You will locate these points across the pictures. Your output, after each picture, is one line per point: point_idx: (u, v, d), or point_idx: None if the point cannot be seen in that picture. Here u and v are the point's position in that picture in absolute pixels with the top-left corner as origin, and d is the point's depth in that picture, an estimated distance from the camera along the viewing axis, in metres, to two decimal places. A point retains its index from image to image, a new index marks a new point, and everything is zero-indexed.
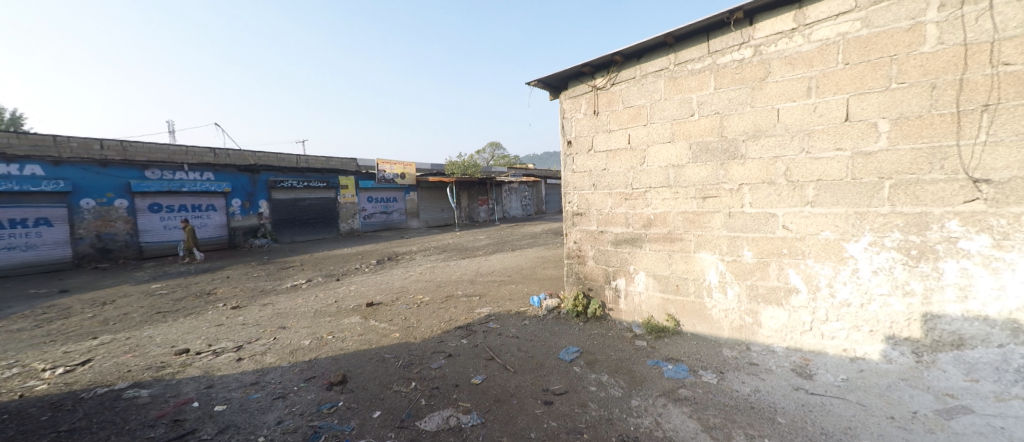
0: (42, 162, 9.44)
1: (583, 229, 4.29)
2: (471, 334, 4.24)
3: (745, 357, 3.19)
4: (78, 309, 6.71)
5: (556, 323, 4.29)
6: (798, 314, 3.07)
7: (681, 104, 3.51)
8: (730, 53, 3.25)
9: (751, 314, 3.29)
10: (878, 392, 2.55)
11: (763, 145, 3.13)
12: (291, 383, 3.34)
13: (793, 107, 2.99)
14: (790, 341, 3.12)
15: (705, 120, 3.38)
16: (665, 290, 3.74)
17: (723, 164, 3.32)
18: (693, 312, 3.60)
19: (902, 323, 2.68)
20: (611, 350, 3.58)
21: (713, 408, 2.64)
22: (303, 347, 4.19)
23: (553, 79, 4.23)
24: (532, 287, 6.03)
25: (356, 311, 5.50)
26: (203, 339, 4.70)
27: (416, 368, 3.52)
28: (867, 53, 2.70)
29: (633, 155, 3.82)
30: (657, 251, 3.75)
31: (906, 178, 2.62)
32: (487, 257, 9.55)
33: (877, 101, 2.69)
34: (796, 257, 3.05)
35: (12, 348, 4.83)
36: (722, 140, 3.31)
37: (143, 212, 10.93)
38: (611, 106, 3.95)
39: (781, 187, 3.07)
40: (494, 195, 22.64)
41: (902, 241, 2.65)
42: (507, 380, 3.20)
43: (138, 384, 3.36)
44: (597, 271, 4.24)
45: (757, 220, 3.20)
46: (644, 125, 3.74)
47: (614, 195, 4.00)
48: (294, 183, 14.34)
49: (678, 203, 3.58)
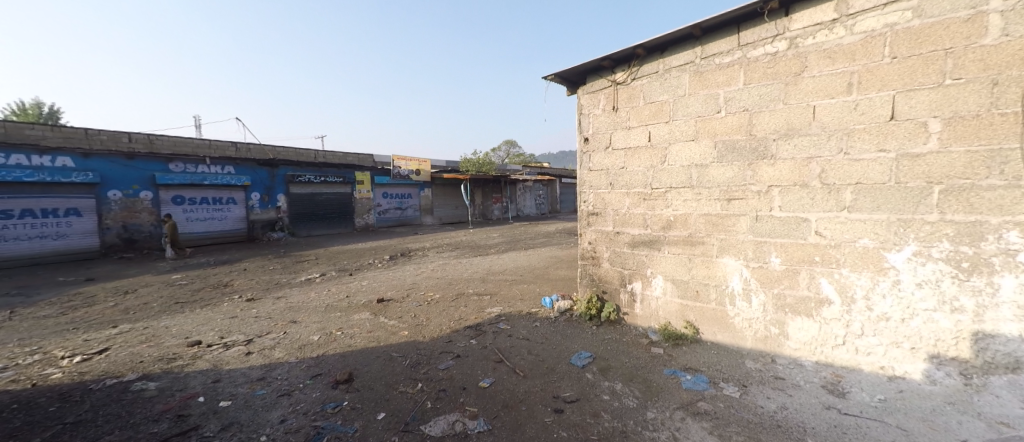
0: (73, 154, 9.62)
1: (598, 230, 4.14)
2: (480, 335, 4.13)
3: (770, 370, 2.99)
4: (101, 298, 6.86)
5: (569, 326, 4.15)
6: (830, 327, 2.87)
7: (707, 100, 3.32)
8: (762, 46, 3.05)
9: (777, 324, 3.09)
10: (920, 416, 2.34)
11: (796, 145, 2.92)
12: (296, 380, 3.28)
13: (831, 105, 2.78)
14: (819, 355, 2.92)
15: (733, 117, 3.19)
16: (684, 296, 3.56)
17: (751, 164, 3.13)
18: (713, 320, 3.41)
19: (948, 341, 2.47)
20: (626, 356, 3.42)
21: (736, 424, 2.46)
22: (312, 343, 4.14)
23: (571, 74, 4.08)
24: (544, 288, 5.90)
25: (367, 307, 5.46)
26: (216, 330, 4.71)
27: (423, 368, 3.43)
28: (918, 45, 2.48)
29: (654, 153, 3.65)
30: (676, 255, 3.57)
31: (959, 183, 2.40)
32: (499, 256, 9.47)
33: (927, 99, 2.46)
34: (829, 265, 2.84)
35: (35, 335, 4.93)
36: (751, 140, 3.12)
37: (166, 204, 11.17)
38: (631, 102, 3.78)
39: (814, 190, 2.87)
40: (509, 193, 22.54)
41: (952, 252, 2.43)
42: (516, 385, 3.08)
43: (147, 377, 3.35)
44: (612, 273, 4.07)
45: (787, 225, 2.99)
46: (666, 122, 3.56)
47: (632, 195, 3.83)
48: (311, 178, 14.49)
49: (701, 204, 3.39)
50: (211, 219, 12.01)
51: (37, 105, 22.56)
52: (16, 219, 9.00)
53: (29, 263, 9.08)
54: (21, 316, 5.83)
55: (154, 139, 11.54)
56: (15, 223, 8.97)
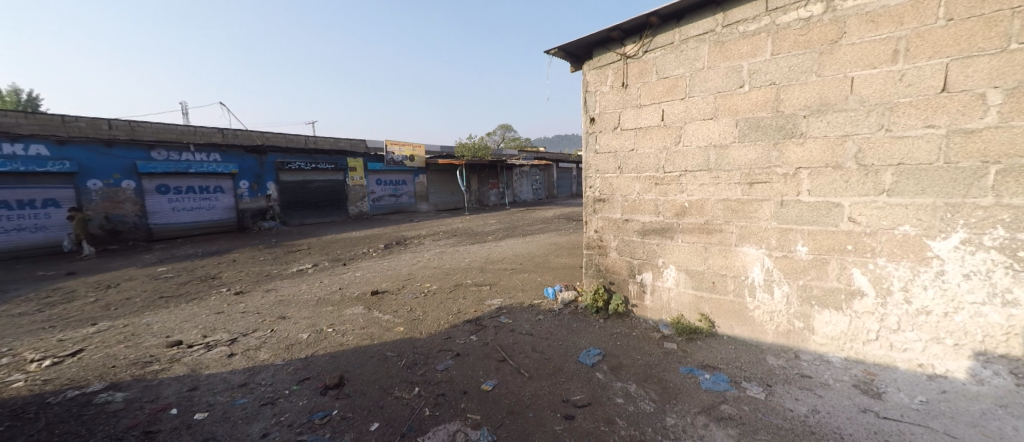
0: (47, 142, 9.20)
1: (606, 217, 3.86)
2: (481, 330, 3.89)
3: (795, 367, 2.76)
4: (82, 293, 6.55)
5: (574, 319, 3.91)
6: (862, 321, 2.64)
7: (728, 74, 3.03)
8: (794, 10, 2.75)
9: (803, 317, 2.86)
10: (968, 420, 2.13)
11: (829, 122, 2.66)
12: (281, 386, 3.06)
13: (871, 76, 2.51)
14: (848, 351, 2.69)
15: (758, 93, 2.91)
16: (699, 287, 3.32)
17: (778, 144, 2.85)
18: (732, 313, 3.18)
19: (998, 337, 2.25)
20: (637, 353, 3.19)
21: (765, 431, 2.24)
22: (300, 342, 3.89)
23: (575, 47, 3.75)
24: (545, 277, 5.66)
25: (360, 300, 5.20)
26: (199, 328, 4.44)
27: (419, 370, 3.19)
28: (978, 6, 2.21)
29: (667, 133, 3.36)
30: (691, 244, 3.32)
31: (1020, 162, 2.15)
32: (497, 243, 9.21)
33: (986, 67, 2.20)
34: (863, 254, 2.60)
35: (9, 334, 4.67)
36: (777, 116, 2.84)
37: (150, 193, 10.76)
38: (642, 78, 3.47)
39: (849, 172, 2.62)
40: (505, 178, 22.18)
41: (1007, 240, 2.20)
42: (521, 387, 2.85)
43: (115, 386, 3.09)
44: (620, 264, 3.82)
45: (816, 210, 2.74)
46: (682, 99, 3.26)
47: (642, 180, 3.55)
48: (302, 165, 14.05)
49: (719, 189, 3.13)
50: (199, 207, 11.64)
51: (14, 92, 21.86)
52: None
53: (9, 256, 8.77)
54: None
55: (135, 126, 11.06)
56: None
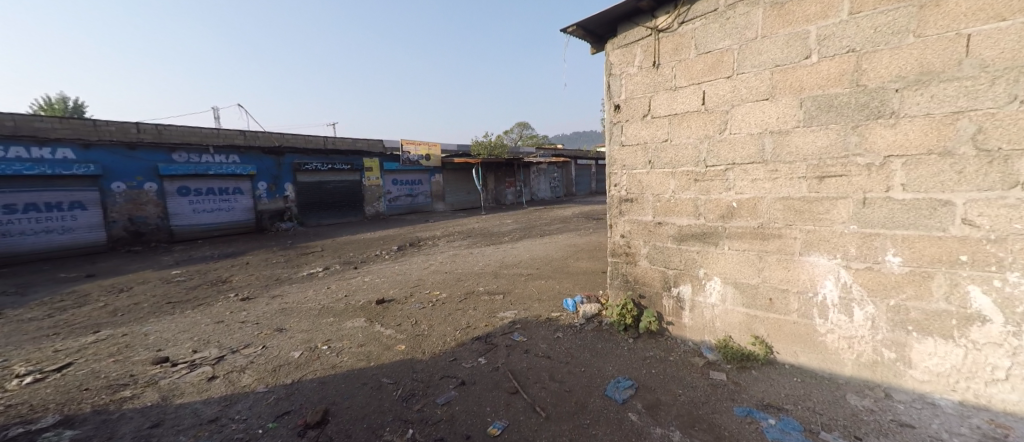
0: (73, 146, 9.16)
1: (634, 220, 3.29)
2: (491, 351, 3.38)
3: (888, 412, 2.15)
4: (94, 297, 6.36)
5: (598, 338, 3.36)
6: (983, 354, 2.02)
7: (790, 42, 2.43)
8: None
9: (894, 347, 2.25)
10: None
11: (933, 96, 2.04)
12: (256, 422, 2.62)
13: (997, 31, 1.88)
14: (964, 393, 2.09)
15: (830, 64, 2.30)
16: (751, 305, 2.73)
17: (859, 126, 2.24)
18: (795, 338, 2.58)
19: None
20: (677, 386, 2.62)
21: None
22: (289, 362, 3.46)
23: (596, 23, 3.20)
24: (565, 283, 5.13)
25: (364, 311, 4.77)
26: (192, 342, 4.08)
27: (417, 403, 2.70)
28: None
29: (708, 119, 2.78)
30: (741, 252, 2.73)
31: None
32: (514, 244, 8.70)
33: None
34: (985, 268, 1.98)
35: (9, 342, 4.43)
36: (858, 92, 2.24)
37: (171, 196, 10.69)
38: (677, 54, 2.90)
39: (963, 160, 2.00)
40: (522, 176, 21.66)
41: None
42: (535, 432, 2.33)
43: (70, 421, 2.71)
44: (652, 274, 3.24)
45: (914, 211, 2.13)
46: (729, 77, 2.67)
47: (677, 175, 2.98)
48: (318, 166, 13.84)
49: (778, 185, 2.53)
50: (218, 209, 11.51)
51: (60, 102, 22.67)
52: (21, 213, 8.59)
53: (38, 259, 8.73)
54: (6, 319, 5.35)
55: (162, 129, 11.51)
56: (21, 218, 8.58)
